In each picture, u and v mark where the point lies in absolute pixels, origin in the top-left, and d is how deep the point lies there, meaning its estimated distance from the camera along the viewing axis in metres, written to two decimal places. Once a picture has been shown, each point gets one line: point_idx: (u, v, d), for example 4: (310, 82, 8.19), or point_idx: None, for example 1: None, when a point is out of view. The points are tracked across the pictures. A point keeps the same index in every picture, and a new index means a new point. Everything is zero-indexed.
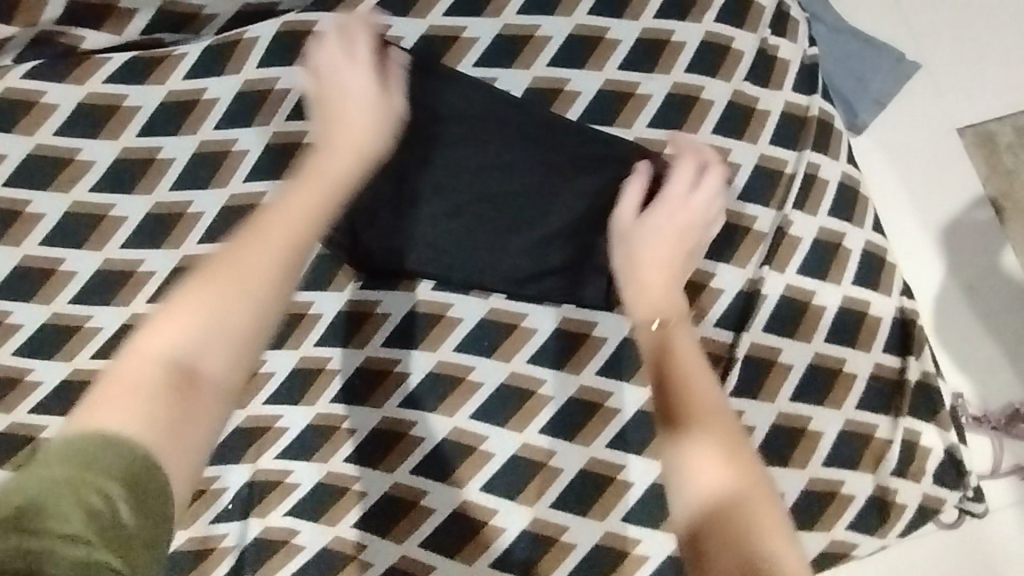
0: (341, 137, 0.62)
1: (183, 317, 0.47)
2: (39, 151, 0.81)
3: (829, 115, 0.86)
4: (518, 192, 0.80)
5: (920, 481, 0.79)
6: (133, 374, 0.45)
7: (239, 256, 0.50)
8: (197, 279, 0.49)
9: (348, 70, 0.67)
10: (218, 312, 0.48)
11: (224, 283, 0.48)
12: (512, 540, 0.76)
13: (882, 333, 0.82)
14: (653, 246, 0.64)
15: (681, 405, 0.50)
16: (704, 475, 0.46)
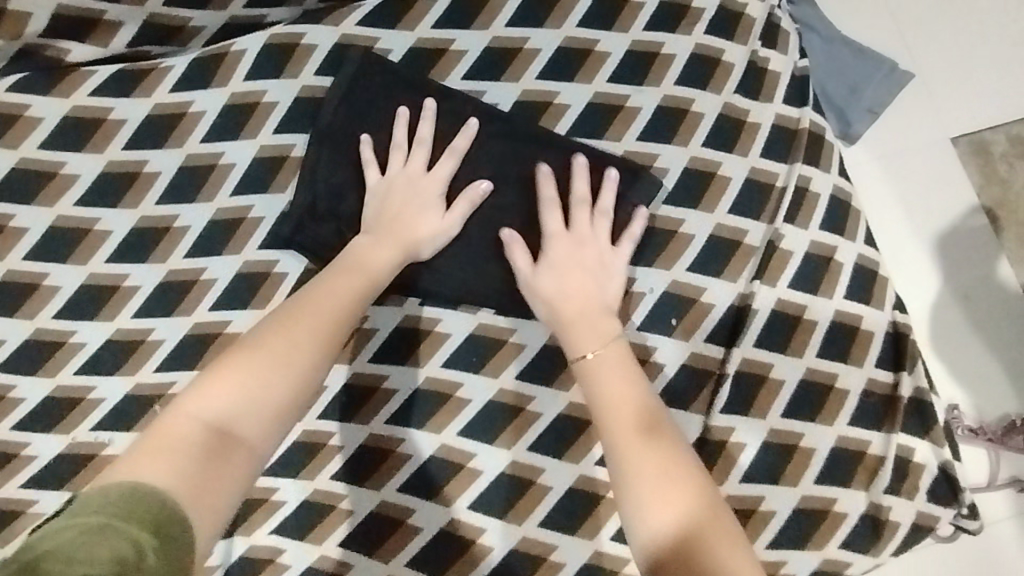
0: (391, 236, 0.75)
1: (229, 383, 0.55)
2: (23, 164, 0.81)
3: (820, 128, 0.86)
4: (507, 206, 0.79)
5: (913, 498, 0.78)
6: (178, 431, 0.52)
7: (279, 334, 0.60)
8: (245, 351, 0.58)
9: (417, 180, 0.77)
10: (260, 381, 0.56)
11: (267, 356, 0.58)
12: (500, 559, 0.75)
13: (875, 347, 0.81)
14: (557, 289, 0.73)
15: (645, 441, 0.58)
16: (664, 507, 0.54)
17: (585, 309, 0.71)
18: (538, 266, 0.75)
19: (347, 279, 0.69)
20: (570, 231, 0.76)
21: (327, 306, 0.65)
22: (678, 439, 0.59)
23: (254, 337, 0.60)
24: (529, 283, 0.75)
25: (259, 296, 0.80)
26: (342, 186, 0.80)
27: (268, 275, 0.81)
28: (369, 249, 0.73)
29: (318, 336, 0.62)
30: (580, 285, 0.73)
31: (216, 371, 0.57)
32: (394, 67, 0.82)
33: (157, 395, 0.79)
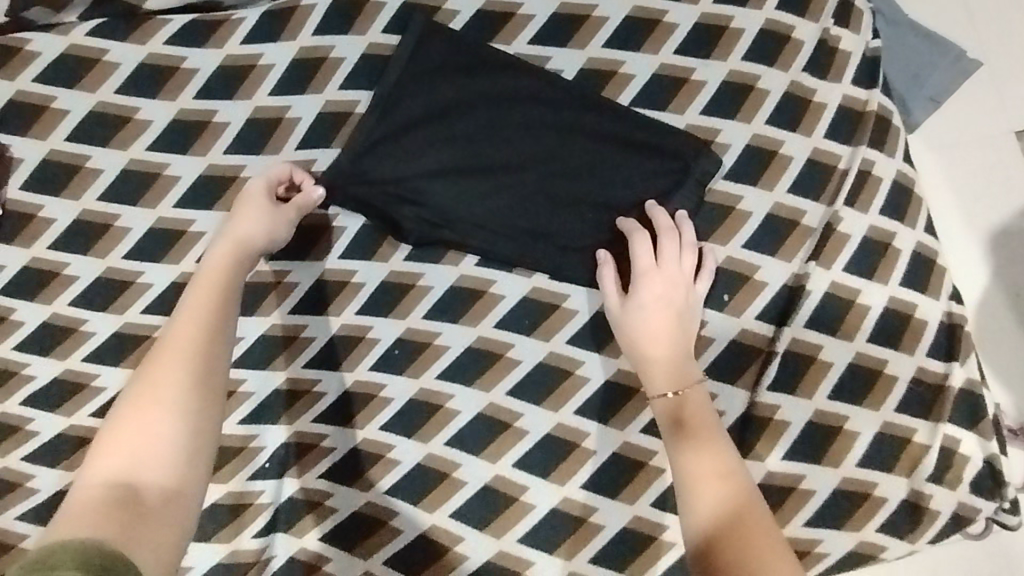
0: (231, 235, 0.71)
1: (116, 446, 0.54)
2: (100, 108, 0.83)
3: (888, 112, 0.84)
4: (567, 176, 0.80)
5: (955, 489, 0.78)
6: (82, 502, 0.51)
7: (159, 376, 0.58)
8: (124, 407, 0.57)
9: (260, 216, 0.74)
10: (151, 424, 0.55)
11: (147, 401, 0.56)
12: (541, 517, 0.78)
13: (928, 336, 0.80)
14: (646, 324, 0.69)
15: (686, 446, 0.58)
16: (707, 507, 0.53)
17: (661, 338, 0.68)
18: (628, 300, 0.71)
19: (213, 288, 0.66)
20: (659, 267, 0.72)
21: (199, 330, 0.61)
22: (721, 440, 0.58)
23: (134, 385, 0.58)
24: (618, 317, 0.72)
25: (318, 249, 0.82)
26: (402, 146, 0.81)
27: (328, 228, 0.82)
28: (212, 268, 0.68)
29: (189, 369, 0.59)
30: (665, 323, 0.69)
31: (105, 441, 0.55)
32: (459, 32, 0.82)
33: None
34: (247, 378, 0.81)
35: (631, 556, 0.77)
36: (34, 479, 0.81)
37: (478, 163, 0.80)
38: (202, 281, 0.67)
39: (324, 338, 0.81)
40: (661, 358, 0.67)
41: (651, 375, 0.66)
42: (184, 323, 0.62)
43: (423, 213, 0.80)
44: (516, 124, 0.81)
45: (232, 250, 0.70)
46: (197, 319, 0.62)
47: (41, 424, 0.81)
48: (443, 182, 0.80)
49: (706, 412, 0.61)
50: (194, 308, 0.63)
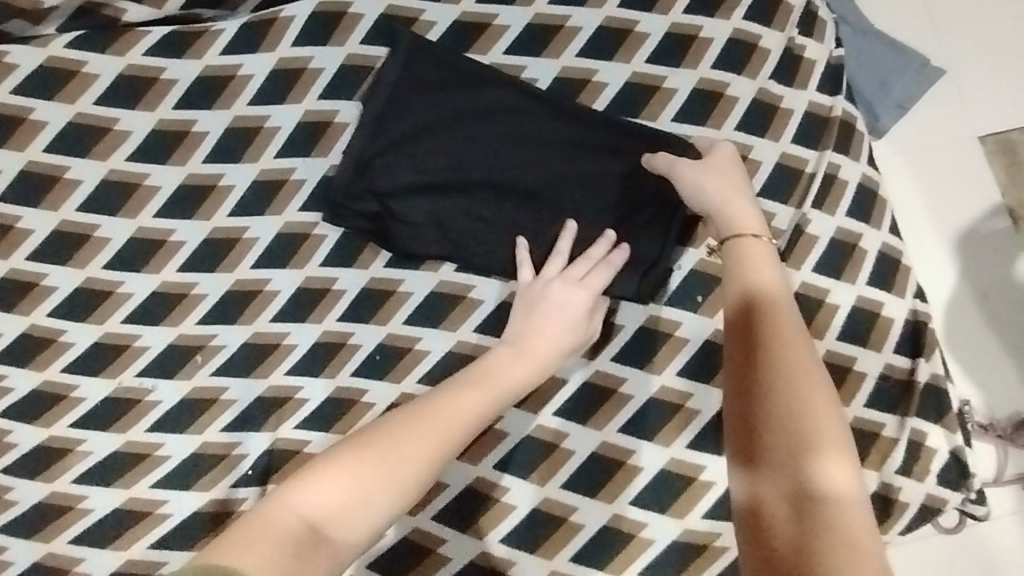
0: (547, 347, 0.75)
1: (358, 462, 0.58)
2: (79, 119, 0.84)
3: (853, 117, 0.87)
4: (557, 188, 0.81)
5: (924, 480, 0.81)
6: (275, 522, 0.52)
7: (419, 427, 0.62)
8: (407, 413, 0.63)
9: (564, 321, 0.76)
10: (398, 459, 0.59)
11: (427, 427, 0.62)
12: (522, 518, 0.79)
13: (895, 333, 0.83)
14: (716, 179, 0.72)
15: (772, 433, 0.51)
16: (772, 467, 0.50)
17: (764, 268, 0.62)
18: (700, 165, 0.74)
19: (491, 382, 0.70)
20: (715, 147, 0.76)
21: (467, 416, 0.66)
22: (832, 419, 0.51)
23: (425, 402, 0.65)
24: (684, 166, 0.74)
25: (298, 257, 0.84)
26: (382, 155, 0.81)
27: (308, 236, 0.84)
28: (503, 363, 0.72)
29: (442, 438, 0.63)
30: (734, 184, 0.71)
31: (345, 455, 0.58)
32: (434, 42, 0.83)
33: (198, 346, 0.83)
34: (230, 386, 0.83)
35: (611, 554, 0.78)
36: (13, 491, 0.80)
37: (471, 176, 0.81)
38: (494, 369, 0.71)
39: (305, 345, 0.83)
40: (758, 285, 0.60)
41: (720, 224, 0.68)
42: (460, 395, 0.67)
43: (410, 220, 0.81)
44: (503, 136, 0.81)
45: (522, 364, 0.73)
46: (472, 397, 0.68)
47: (20, 436, 0.81)
48: (435, 194, 0.81)
49: (806, 385, 0.53)
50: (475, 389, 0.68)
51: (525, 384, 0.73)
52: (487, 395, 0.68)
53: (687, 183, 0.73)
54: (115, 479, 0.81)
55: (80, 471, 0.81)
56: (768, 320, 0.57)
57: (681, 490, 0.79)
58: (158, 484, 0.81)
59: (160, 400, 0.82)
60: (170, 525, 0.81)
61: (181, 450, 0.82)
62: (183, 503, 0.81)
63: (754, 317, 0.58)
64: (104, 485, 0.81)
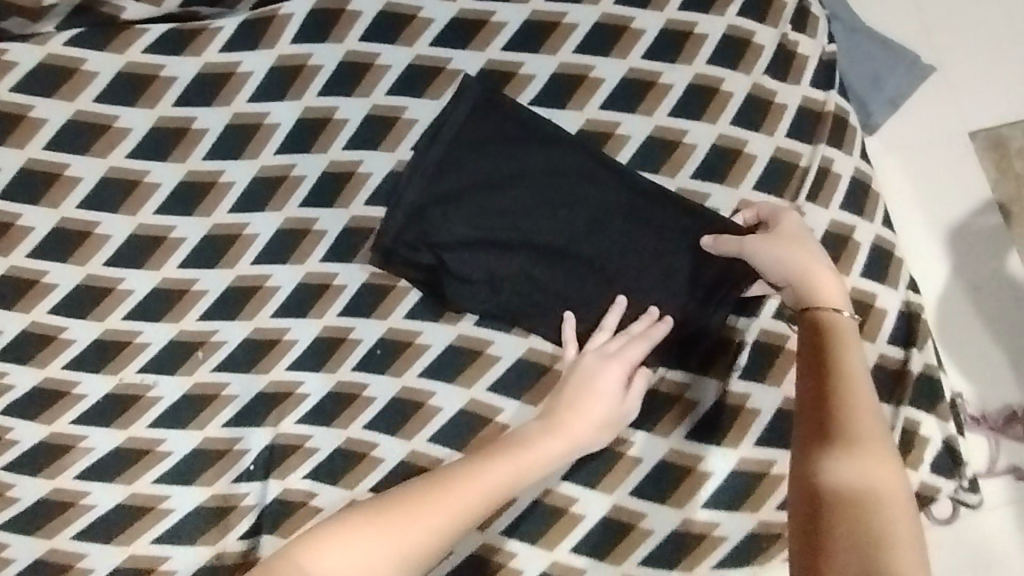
0: (580, 425, 0.72)
1: (369, 524, 0.57)
2: (78, 117, 0.84)
3: (847, 112, 0.88)
4: (591, 226, 0.82)
5: (917, 469, 0.82)
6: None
7: (444, 490, 0.60)
8: (440, 472, 0.62)
9: (611, 399, 0.74)
10: (409, 526, 0.57)
11: (447, 494, 0.60)
12: (522, 510, 0.79)
13: (889, 324, 0.84)
14: (788, 256, 0.68)
15: (835, 458, 0.55)
16: (837, 492, 0.53)
17: (844, 329, 0.62)
18: (769, 239, 0.70)
19: (520, 454, 0.66)
20: (782, 222, 0.73)
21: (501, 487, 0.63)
22: (881, 454, 0.55)
23: (460, 463, 0.64)
24: (755, 243, 0.71)
25: (298, 252, 0.84)
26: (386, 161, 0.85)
27: (308, 232, 0.85)
28: (539, 436, 0.69)
29: (463, 507, 0.59)
30: (810, 259, 0.68)
31: (364, 511, 0.58)
32: (432, 53, 0.86)
33: (199, 341, 0.83)
34: (231, 382, 0.83)
35: (611, 544, 0.79)
36: (14, 488, 0.81)
37: (515, 227, 0.82)
38: (532, 443, 0.68)
39: (305, 340, 0.84)
40: (830, 332, 0.62)
41: (802, 302, 0.65)
42: (494, 463, 0.64)
43: (418, 230, 0.82)
44: (525, 173, 0.83)
45: (563, 444, 0.70)
46: (505, 467, 0.64)
47: (21, 433, 0.81)
48: (478, 247, 0.82)
49: (867, 423, 0.56)
50: (504, 462, 0.64)
51: (560, 459, 0.69)
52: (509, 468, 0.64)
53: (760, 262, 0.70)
54: (117, 475, 0.81)
55: (82, 467, 0.81)
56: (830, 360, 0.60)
57: (680, 480, 0.80)
58: (159, 479, 0.82)
59: (162, 396, 0.83)
60: (173, 520, 0.81)
61: (182, 445, 0.82)
62: (185, 498, 0.81)
63: (822, 348, 0.61)
64: (106, 481, 0.81)
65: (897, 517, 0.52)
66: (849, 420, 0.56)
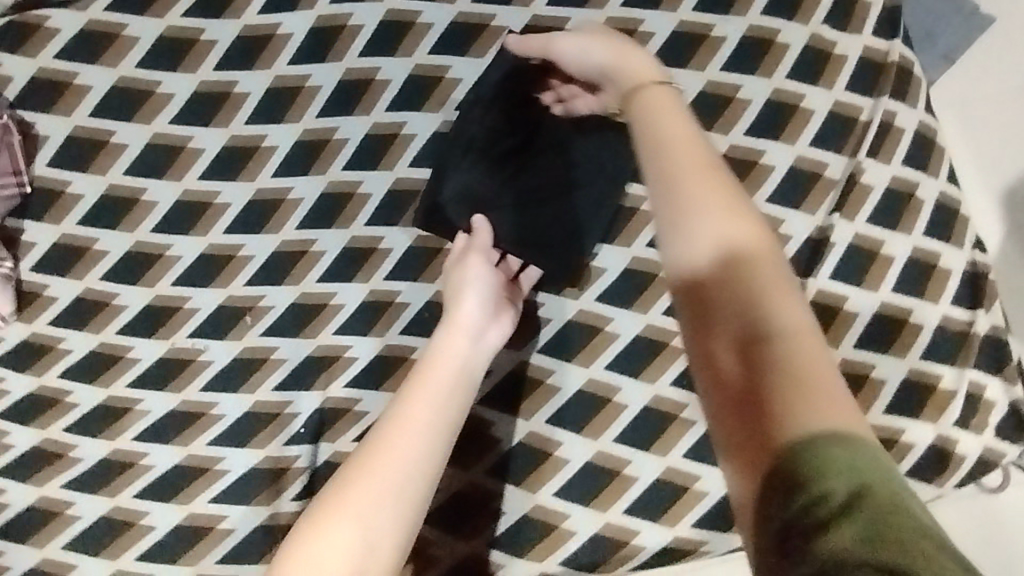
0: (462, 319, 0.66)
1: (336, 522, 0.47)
2: (122, 83, 0.84)
3: (910, 62, 0.83)
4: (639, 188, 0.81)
5: (981, 433, 0.80)
6: None
7: (383, 451, 0.51)
8: (376, 435, 0.53)
9: (456, 267, 0.72)
10: (375, 509, 0.48)
11: (387, 454, 0.51)
12: (575, 472, 0.79)
13: (953, 284, 0.81)
14: (581, 52, 0.63)
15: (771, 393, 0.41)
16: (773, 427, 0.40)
17: (668, 111, 0.51)
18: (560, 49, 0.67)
19: (441, 380, 0.58)
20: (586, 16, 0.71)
21: (437, 406, 0.55)
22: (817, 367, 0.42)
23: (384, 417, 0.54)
24: (556, 45, 0.67)
25: (343, 216, 0.84)
26: (429, 122, 0.84)
27: (352, 196, 0.84)
28: (443, 345, 0.63)
29: (411, 462, 0.51)
30: (613, 44, 0.60)
31: (318, 512, 0.49)
32: (474, 11, 0.84)
33: (247, 307, 0.84)
34: (280, 346, 0.84)
35: (665, 505, 0.79)
36: (75, 450, 0.83)
37: (564, 189, 0.78)
38: (436, 354, 0.62)
39: (352, 304, 0.83)
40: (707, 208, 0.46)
41: (620, 80, 0.57)
42: (412, 399, 0.55)
43: (463, 190, 0.77)
44: (577, 132, 0.78)
45: (462, 334, 0.64)
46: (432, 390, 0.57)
47: (79, 396, 0.83)
48: (526, 210, 0.77)
49: (788, 330, 0.43)
50: (427, 382, 0.58)
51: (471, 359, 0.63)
52: (433, 395, 0.56)
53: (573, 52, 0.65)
54: (173, 438, 0.83)
55: (139, 430, 0.83)
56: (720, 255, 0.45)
57: None
58: (214, 442, 0.83)
59: (213, 360, 0.84)
60: (228, 482, 0.83)
61: (235, 409, 0.83)
62: (239, 460, 0.83)
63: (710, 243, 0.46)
64: (162, 443, 0.83)
65: (839, 403, 0.41)
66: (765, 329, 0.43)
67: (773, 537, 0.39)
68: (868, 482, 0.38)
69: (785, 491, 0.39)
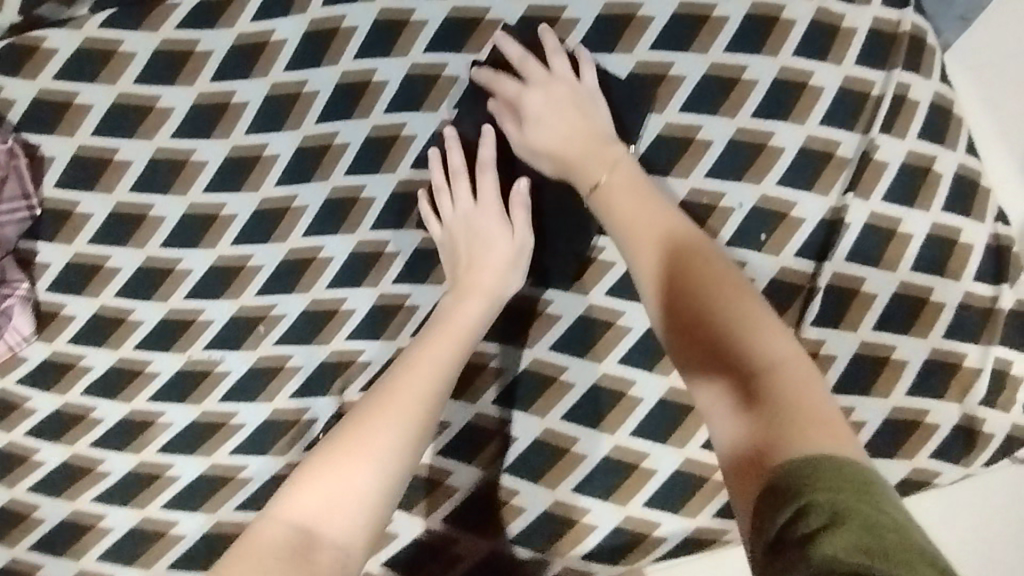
0: (482, 282, 0.75)
1: (353, 446, 0.57)
2: (122, 99, 0.84)
3: (924, 30, 0.80)
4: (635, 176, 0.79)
5: (1009, 411, 0.78)
6: (277, 525, 0.53)
7: (399, 388, 0.62)
8: (402, 367, 0.65)
9: (496, 231, 0.77)
10: (382, 436, 0.58)
11: (403, 392, 0.61)
12: (593, 467, 0.79)
13: (975, 260, 0.78)
14: (546, 138, 0.76)
15: (756, 412, 0.49)
16: (762, 433, 0.48)
17: (633, 190, 0.67)
18: (524, 131, 0.78)
19: (455, 334, 0.69)
20: (524, 92, 0.78)
21: (445, 362, 0.66)
22: (798, 388, 0.50)
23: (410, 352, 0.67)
24: (518, 138, 0.79)
25: (349, 221, 0.84)
26: (429, 121, 0.83)
27: (357, 200, 0.83)
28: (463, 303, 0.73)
29: (419, 401, 0.61)
30: (570, 131, 0.75)
31: (338, 435, 0.59)
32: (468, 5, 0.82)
33: (259, 316, 0.84)
34: (294, 353, 0.84)
35: (686, 496, 0.79)
36: (103, 464, 0.84)
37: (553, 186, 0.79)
38: (457, 307, 0.73)
39: (363, 309, 0.84)
40: (680, 260, 0.59)
41: (581, 174, 0.73)
42: (434, 344, 0.68)
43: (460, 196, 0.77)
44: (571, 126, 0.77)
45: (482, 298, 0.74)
46: (409, 392, 0.62)
47: (103, 412, 0.85)
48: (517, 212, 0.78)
49: (769, 359, 0.52)
50: (446, 337, 0.69)
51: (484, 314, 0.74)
52: (453, 341, 0.69)
53: (527, 156, 0.79)
54: (196, 448, 0.84)
55: (162, 442, 0.84)
56: (695, 294, 0.56)
57: None
58: (236, 451, 0.84)
59: (229, 371, 0.85)
60: (252, 489, 0.84)
61: (255, 417, 0.84)
62: (262, 467, 0.84)
63: (686, 286, 0.57)
64: (187, 454, 0.84)
65: (822, 423, 0.47)
66: (752, 359, 0.52)
67: (767, 546, 0.42)
68: (849, 498, 0.41)
69: (775, 505, 0.43)
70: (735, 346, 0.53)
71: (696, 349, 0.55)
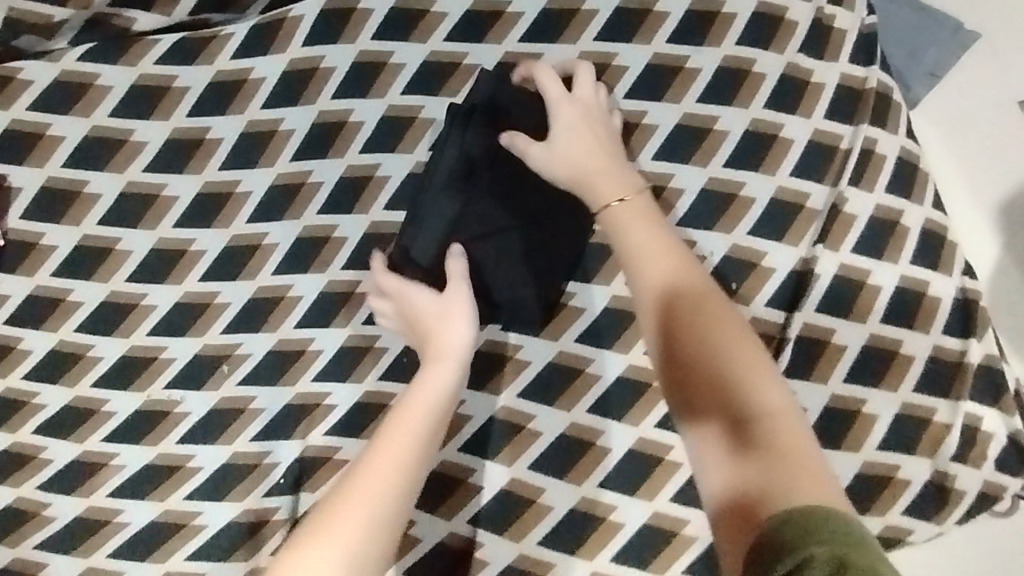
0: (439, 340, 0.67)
1: (345, 511, 0.52)
2: (95, 132, 0.83)
3: (890, 87, 0.82)
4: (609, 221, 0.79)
5: (980, 467, 0.77)
6: None
7: (389, 440, 0.57)
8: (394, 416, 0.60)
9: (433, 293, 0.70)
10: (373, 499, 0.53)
11: (393, 449, 0.56)
12: (559, 519, 0.77)
13: (943, 314, 0.79)
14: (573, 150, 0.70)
15: (752, 461, 0.49)
16: (758, 484, 0.48)
17: (644, 217, 0.63)
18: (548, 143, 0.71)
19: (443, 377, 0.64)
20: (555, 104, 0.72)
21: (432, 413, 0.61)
22: (791, 438, 0.50)
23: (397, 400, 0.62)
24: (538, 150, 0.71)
25: (319, 261, 0.83)
26: (403, 163, 0.83)
27: (328, 239, 0.83)
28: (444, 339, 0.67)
29: (409, 458, 0.56)
30: (597, 149, 0.70)
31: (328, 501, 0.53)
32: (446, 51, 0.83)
33: (223, 355, 0.82)
34: (257, 395, 0.82)
35: (655, 551, 0.77)
36: (50, 507, 0.81)
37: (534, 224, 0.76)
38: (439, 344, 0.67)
39: (330, 350, 0.82)
40: (687, 298, 0.57)
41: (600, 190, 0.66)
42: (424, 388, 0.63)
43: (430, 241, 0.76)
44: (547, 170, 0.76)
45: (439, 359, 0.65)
46: (402, 446, 0.57)
47: (55, 452, 0.81)
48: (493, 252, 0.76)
49: (766, 408, 0.52)
50: (435, 375, 0.64)
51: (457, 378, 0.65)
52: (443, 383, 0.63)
53: (541, 168, 0.71)
54: (149, 492, 0.81)
55: (114, 485, 0.81)
56: (701, 335, 0.55)
57: None
58: (191, 496, 0.81)
59: (189, 412, 0.82)
60: (206, 536, 0.81)
61: (212, 460, 0.81)
62: (218, 514, 0.81)
63: (690, 328, 0.56)
64: (139, 498, 0.81)
65: (814, 478, 0.47)
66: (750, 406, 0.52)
67: None
68: (847, 547, 0.41)
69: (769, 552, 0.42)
70: (734, 394, 0.52)
71: (693, 392, 0.54)
